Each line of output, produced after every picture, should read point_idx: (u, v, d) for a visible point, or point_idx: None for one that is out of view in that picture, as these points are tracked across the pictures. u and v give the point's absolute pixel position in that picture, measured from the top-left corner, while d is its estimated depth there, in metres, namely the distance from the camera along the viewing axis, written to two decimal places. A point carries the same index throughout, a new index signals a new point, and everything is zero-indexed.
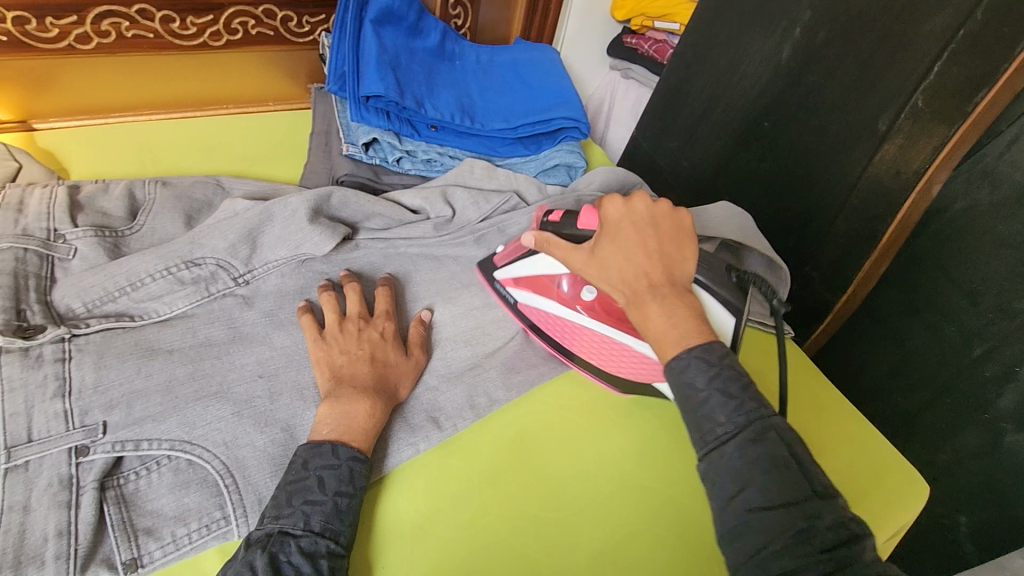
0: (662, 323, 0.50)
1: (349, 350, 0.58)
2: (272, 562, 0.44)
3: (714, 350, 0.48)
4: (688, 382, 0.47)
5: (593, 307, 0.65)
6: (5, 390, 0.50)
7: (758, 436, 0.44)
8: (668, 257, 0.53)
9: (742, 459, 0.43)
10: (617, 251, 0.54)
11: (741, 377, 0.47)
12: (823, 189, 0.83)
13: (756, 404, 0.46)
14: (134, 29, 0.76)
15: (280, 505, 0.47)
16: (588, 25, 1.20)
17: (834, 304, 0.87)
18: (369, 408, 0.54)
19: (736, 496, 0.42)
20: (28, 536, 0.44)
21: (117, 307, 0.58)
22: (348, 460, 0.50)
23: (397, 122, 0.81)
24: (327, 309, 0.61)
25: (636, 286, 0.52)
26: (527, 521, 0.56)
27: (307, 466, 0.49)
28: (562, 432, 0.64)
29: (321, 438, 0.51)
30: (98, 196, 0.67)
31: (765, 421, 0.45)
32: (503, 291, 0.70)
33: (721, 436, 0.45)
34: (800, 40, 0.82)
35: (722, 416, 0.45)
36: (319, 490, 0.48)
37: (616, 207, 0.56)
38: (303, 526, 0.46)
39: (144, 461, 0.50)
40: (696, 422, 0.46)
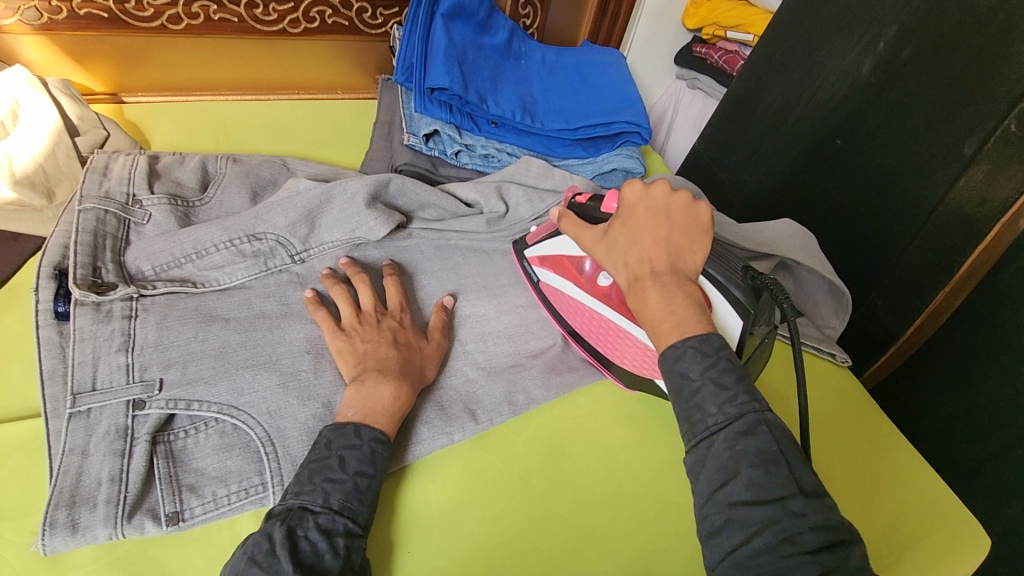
0: (660, 307, 0.48)
1: (369, 338, 0.58)
2: (290, 535, 0.44)
3: (711, 341, 0.46)
4: (681, 372, 0.46)
5: (610, 296, 0.63)
6: (78, 339, 0.53)
7: (748, 430, 0.43)
8: (676, 246, 0.51)
9: (729, 452, 0.42)
10: (628, 235, 0.53)
11: (737, 370, 0.45)
12: (897, 213, 0.78)
13: (748, 397, 0.44)
14: (221, 13, 0.81)
15: (302, 482, 0.47)
16: (659, 32, 1.19)
17: (900, 337, 0.82)
18: (394, 390, 0.54)
19: (719, 489, 0.42)
20: (84, 479, 0.47)
21: (182, 272, 0.61)
22: (369, 442, 0.50)
23: (458, 115, 0.82)
24: (340, 302, 0.61)
25: (637, 269, 0.51)
26: (555, 526, 0.55)
27: (330, 445, 0.49)
28: (598, 439, 0.62)
29: (344, 419, 0.51)
30: (175, 167, 0.71)
31: (759, 416, 0.43)
32: (530, 270, 0.70)
33: (711, 427, 0.44)
34: (882, 56, 0.78)
35: (714, 407, 0.44)
36: (340, 469, 0.48)
37: (635, 191, 0.55)
38: (323, 503, 0.46)
39: (194, 420, 0.52)
40: (686, 413, 0.45)
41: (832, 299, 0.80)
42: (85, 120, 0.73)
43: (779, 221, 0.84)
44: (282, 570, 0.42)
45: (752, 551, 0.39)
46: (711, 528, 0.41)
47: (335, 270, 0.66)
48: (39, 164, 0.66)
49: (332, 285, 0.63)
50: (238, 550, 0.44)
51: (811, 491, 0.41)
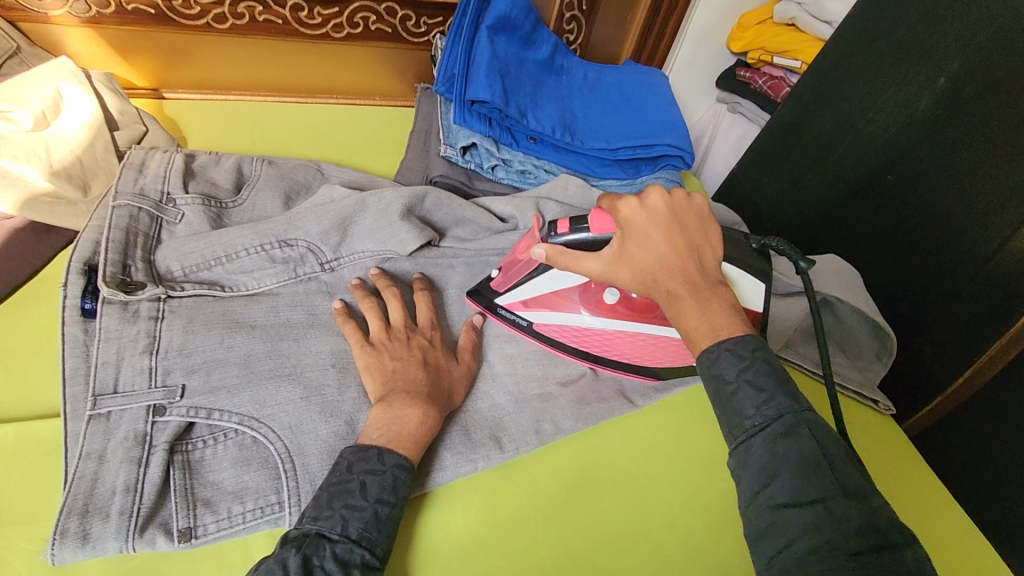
0: (697, 316, 0.46)
1: (399, 355, 0.56)
2: (305, 564, 0.42)
3: (747, 343, 0.44)
4: (717, 375, 0.44)
5: (620, 310, 0.63)
6: (104, 338, 0.52)
7: (786, 431, 0.41)
8: (695, 248, 0.50)
9: (768, 455, 0.40)
10: (649, 255, 0.49)
11: (772, 371, 0.43)
12: (951, 257, 0.74)
13: (786, 399, 0.42)
14: (266, 14, 0.80)
15: (320, 506, 0.45)
16: (702, 54, 1.16)
17: (947, 386, 0.78)
18: (422, 415, 0.51)
19: (762, 491, 0.40)
20: (98, 486, 0.45)
21: (211, 275, 0.60)
22: (393, 468, 0.48)
23: (497, 129, 0.80)
24: (370, 317, 0.59)
25: (673, 289, 0.48)
26: (582, 567, 0.52)
27: (350, 468, 0.47)
28: (628, 474, 0.59)
29: (367, 441, 0.49)
30: (210, 167, 0.70)
31: (798, 418, 0.41)
32: (512, 317, 0.65)
33: (750, 428, 0.42)
34: (942, 91, 0.74)
35: (751, 409, 0.42)
36: (360, 496, 0.46)
37: (632, 208, 0.51)
38: (340, 531, 0.44)
39: (213, 431, 0.51)
40: (723, 414, 0.44)
41: (875, 341, 0.77)
42: (125, 115, 0.72)
43: (828, 257, 0.80)
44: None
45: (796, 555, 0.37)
46: (756, 532, 0.39)
47: (364, 280, 0.65)
48: (76, 156, 0.66)
49: (364, 297, 0.61)
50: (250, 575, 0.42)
51: (855, 491, 0.38)
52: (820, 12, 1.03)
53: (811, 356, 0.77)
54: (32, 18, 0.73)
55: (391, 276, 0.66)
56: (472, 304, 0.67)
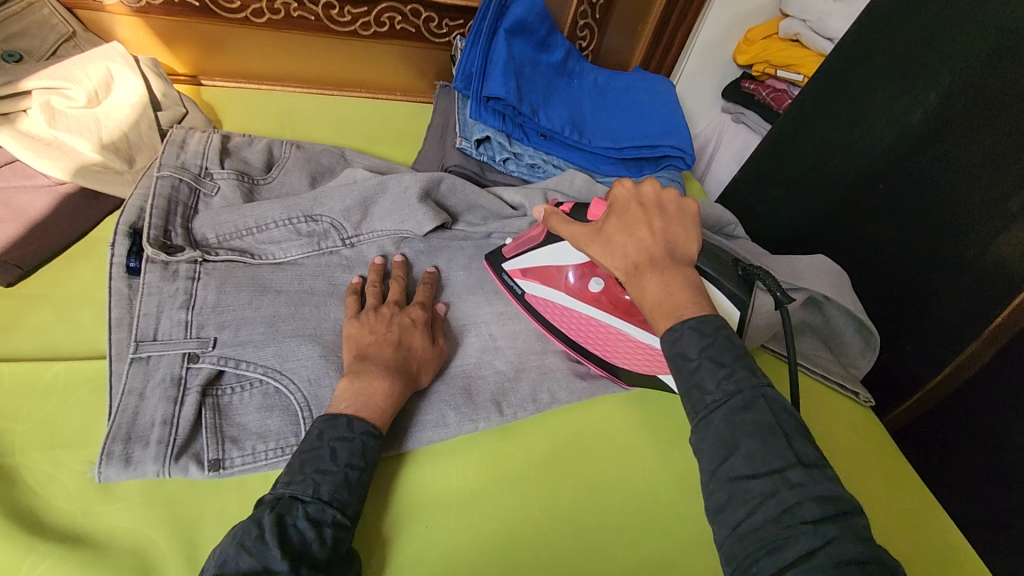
0: (658, 292, 0.49)
1: (379, 330, 0.59)
2: (278, 522, 0.44)
3: (709, 322, 0.46)
4: (681, 353, 0.46)
5: (602, 300, 0.66)
6: (145, 293, 0.58)
7: (747, 404, 0.43)
8: (672, 235, 0.52)
9: (727, 428, 0.42)
10: (623, 230, 0.53)
11: (735, 347, 0.45)
12: (935, 262, 0.79)
13: (747, 372, 0.44)
14: (301, 11, 0.86)
15: (293, 472, 0.48)
16: (710, 65, 1.22)
17: (927, 384, 0.82)
18: (388, 387, 0.54)
19: (722, 464, 0.41)
20: (139, 419, 0.50)
21: (243, 244, 0.66)
22: (361, 435, 0.50)
23: (510, 125, 0.86)
24: (370, 292, 0.64)
25: (637, 261, 0.51)
26: (570, 520, 0.57)
27: (320, 436, 0.50)
28: (618, 444, 0.64)
29: (336, 411, 0.52)
30: (244, 147, 0.76)
31: (756, 390, 0.43)
32: (510, 283, 0.71)
33: (709, 404, 0.44)
34: (933, 106, 0.79)
35: (711, 385, 0.44)
36: (331, 460, 0.48)
37: (627, 188, 0.56)
38: (312, 493, 0.46)
39: (240, 379, 0.56)
40: (685, 390, 0.45)
41: (859, 340, 0.81)
42: (167, 98, 0.79)
43: (816, 257, 0.85)
44: (271, 556, 0.42)
45: (755, 525, 0.39)
46: (717, 507, 0.41)
47: (387, 263, 0.70)
48: (124, 131, 0.72)
49: (377, 277, 0.66)
50: (225, 533, 0.44)
51: (811, 463, 0.40)
52: (822, 30, 1.07)
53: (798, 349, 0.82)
54: (90, 7, 0.80)
55: (406, 268, 0.70)
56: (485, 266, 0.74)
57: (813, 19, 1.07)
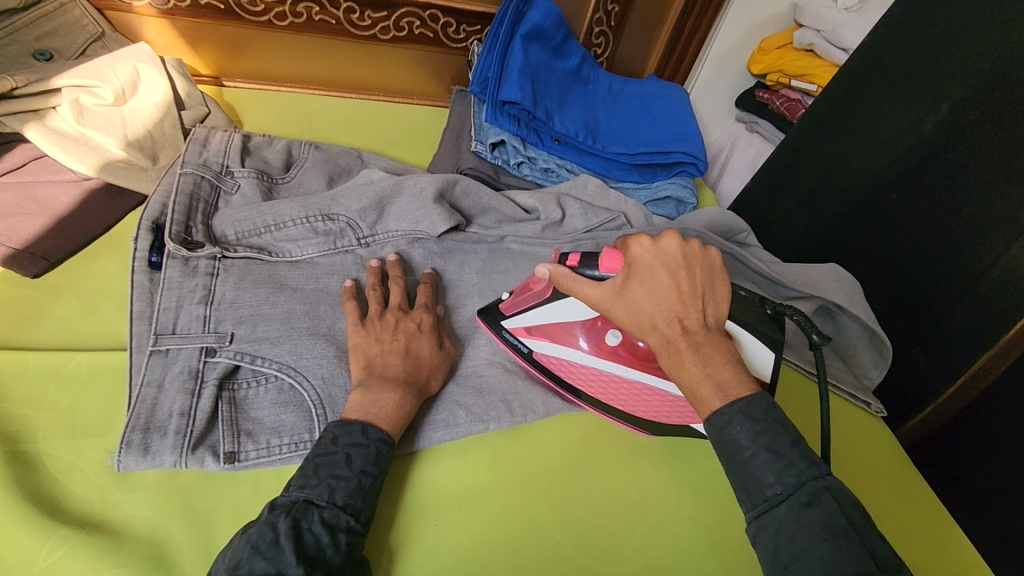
0: (696, 371, 0.50)
1: (385, 340, 0.59)
2: (294, 527, 0.44)
3: (758, 404, 0.48)
4: (731, 440, 0.47)
5: (620, 352, 0.64)
6: (166, 288, 0.59)
7: (810, 499, 0.43)
8: (700, 300, 0.53)
9: (795, 525, 0.43)
10: (651, 297, 0.53)
11: (787, 434, 0.46)
12: (948, 272, 0.78)
13: (805, 463, 0.45)
14: (322, 14, 0.88)
15: (307, 476, 0.48)
16: (724, 73, 1.22)
17: (941, 396, 0.81)
18: (398, 398, 0.54)
19: (790, 565, 0.42)
20: (157, 410, 0.51)
21: (261, 241, 0.67)
22: (376, 442, 0.51)
23: (525, 129, 0.87)
24: (371, 300, 0.63)
25: (671, 333, 0.51)
26: (578, 519, 0.58)
27: (335, 441, 0.50)
28: (627, 448, 0.65)
29: (351, 417, 0.52)
30: (264, 147, 0.77)
31: (819, 484, 0.44)
32: (513, 342, 0.66)
33: (771, 498, 0.45)
34: (946, 115, 0.79)
35: (770, 477, 0.45)
36: (345, 467, 0.49)
37: (646, 248, 0.55)
38: (327, 499, 0.47)
39: (256, 375, 0.57)
40: (743, 482, 0.47)
41: (871, 350, 0.81)
42: (191, 97, 0.80)
43: (828, 265, 0.85)
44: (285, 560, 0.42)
45: None
46: None
47: (382, 264, 0.69)
48: (148, 128, 0.74)
49: (374, 281, 0.66)
50: (240, 536, 0.44)
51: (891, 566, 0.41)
52: (836, 40, 1.07)
53: (808, 357, 0.83)
54: (118, 8, 0.83)
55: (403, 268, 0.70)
56: (479, 323, 0.69)
57: (827, 29, 1.08)
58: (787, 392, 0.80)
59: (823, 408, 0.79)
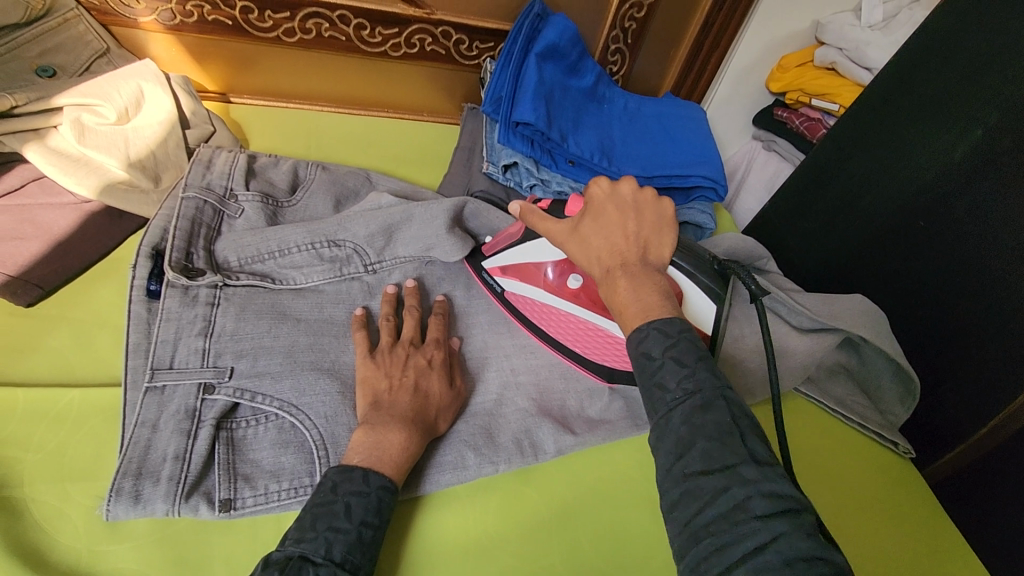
0: (629, 299, 0.49)
1: (394, 375, 0.57)
2: None
3: (673, 324, 0.46)
4: (644, 353, 0.45)
5: (580, 297, 0.67)
6: (164, 319, 0.56)
7: (707, 403, 0.42)
8: (645, 240, 0.52)
9: (686, 426, 0.41)
10: (598, 231, 0.53)
11: (697, 349, 0.44)
12: (983, 305, 0.74)
13: (708, 374, 0.43)
14: (332, 31, 0.86)
15: (304, 529, 0.45)
16: (742, 91, 1.19)
17: (973, 437, 0.77)
18: (404, 440, 0.51)
19: (677, 461, 0.40)
20: (151, 453, 0.49)
21: (264, 268, 0.65)
22: (378, 490, 0.48)
23: (539, 150, 0.85)
24: (383, 332, 0.61)
25: (609, 264, 0.51)
26: (591, 570, 0.54)
27: (335, 490, 0.47)
28: (643, 491, 0.61)
29: (353, 462, 0.49)
30: (269, 168, 0.75)
31: (716, 390, 0.42)
32: (490, 281, 0.71)
33: (670, 403, 0.43)
34: (978, 142, 0.75)
35: (672, 384, 0.43)
36: (345, 518, 0.46)
37: (602, 188, 0.55)
38: (324, 555, 0.44)
39: (255, 413, 0.54)
40: (646, 390, 0.44)
41: (898, 386, 0.77)
42: (196, 115, 0.78)
43: (852, 296, 0.81)
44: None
45: (707, 520, 0.37)
46: (670, 504, 0.40)
47: (400, 290, 0.67)
48: (151, 148, 0.72)
49: (386, 310, 0.64)
50: None
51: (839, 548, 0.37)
52: (860, 59, 1.04)
53: (831, 394, 0.80)
54: (124, 23, 0.81)
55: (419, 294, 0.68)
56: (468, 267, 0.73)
57: (850, 48, 1.04)
58: (807, 427, 0.77)
59: (847, 448, 0.76)
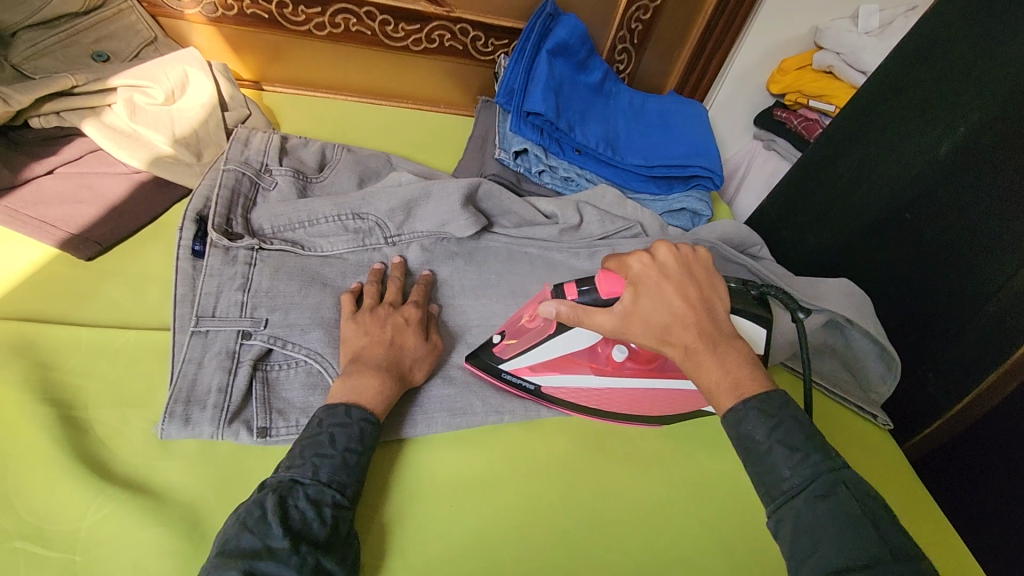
0: (717, 373, 0.49)
1: (373, 331, 0.61)
2: (280, 504, 0.47)
3: (772, 400, 0.48)
4: (748, 434, 0.47)
5: (628, 366, 0.65)
6: (208, 274, 0.63)
7: (826, 491, 0.43)
8: (705, 304, 0.53)
9: (812, 517, 0.43)
10: (663, 309, 0.52)
11: (803, 428, 0.46)
12: (961, 291, 0.78)
13: (822, 456, 0.45)
14: (358, 26, 0.93)
15: (293, 457, 0.50)
16: (743, 92, 1.24)
17: (947, 413, 0.82)
18: (379, 385, 0.56)
19: (810, 555, 0.42)
20: (198, 385, 0.55)
21: (295, 235, 0.71)
22: (359, 421, 0.53)
23: (547, 139, 0.91)
24: (368, 294, 0.66)
25: (690, 341, 0.51)
26: (589, 511, 0.60)
27: (321, 423, 0.53)
28: (635, 446, 0.67)
29: (334, 401, 0.54)
30: (300, 148, 0.82)
31: (834, 475, 0.44)
32: (519, 380, 0.65)
33: (789, 490, 0.45)
34: (962, 139, 0.79)
35: (787, 469, 0.45)
36: (330, 445, 0.51)
37: (643, 262, 0.55)
38: (312, 476, 0.49)
39: (287, 358, 0.61)
40: (759, 476, 0.47)
41: (880, 364, 0.82)
42: (234, 100, 0.85)
43: (839, 280, 0.86)
44: (272, 535, 0.45)
45: None
46: None
47: (385, 267, 0.72)
48: (194, 128, 0.79)
49: (372, 279, 0.69)
50: (233, 513, 0.47)
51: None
52: (855, 62, 1.09)
53: (820, 371, 0.84)
54: (170, 15, 0.88)
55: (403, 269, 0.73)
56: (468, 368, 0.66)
57: (846, 52, 1.10)
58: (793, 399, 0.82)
59: (831, 422, 0.81)
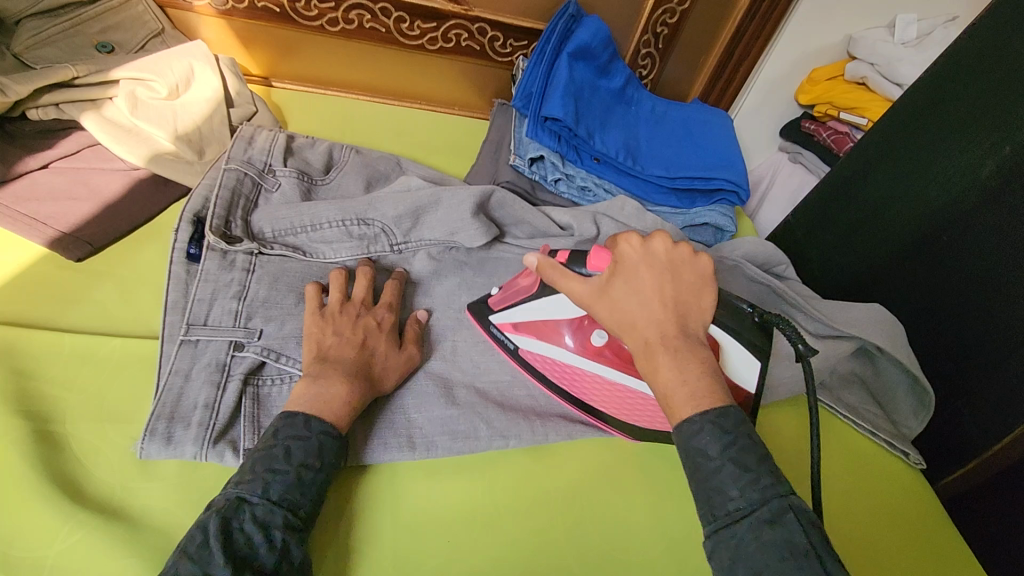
0: (672, 376, 0.47)
1: (344, 333, 0.58)
2: (223, 526, 0.43)
3: (728, 417, 0.45)
4: (699, 449, 0.44)
5: (605, 354, 0.62)
6: (202, 280, 0.59)
7: (774, 518, 0.41)
8: (683, 304, 0.51)
9: (757, 545, 0.40)
10: (631, 294, 0.51)
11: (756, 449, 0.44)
12: (1004, 323, 0.72)
13: (771, 481, 0.42)
14: (372, 22, 0.89)
15: (244, 471, 0.47)
16: (771, 101, 1.20)
17: (986, 453, 0.76)
18: (346, 391, 0.52)
19: None
20: (183, 400, 0.52)
21: (296, 240, 0.68)
22: (318, 435, 0.49)
23: (565, 146, 0.87)
24: (334, 286, 0.62)
25: (648, 336, 0.49)
26: (596, 551, 0.55)
27: (277, 434, 0.49)
28: (649, 482, 0.62)
29: (295, 408, 0.51)
30: (306, 148, 0.79)
31: (783, 501, 0.41)
32: (501, 336, 0.65)
33: (733, 513, 0.42)
34: (1008, 158, 0.73)
35: (734, 490, 0.43)
36: (284, 460, 0.47)
37: (633, 246, 0.54)
38: (261, 494, 0.45)
39: (280, 373, 0.57)
40: (705, 494, 0.44)
41: (913, 400, 0.77)
42: (241, 96, 0.81)
43: (871, 305, 0.80)
44: (213, 563, 0.40)
45: None
46: None
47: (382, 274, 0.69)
48: (197, 123, 0.75)
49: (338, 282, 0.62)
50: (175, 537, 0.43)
51: None
52: (891, 74, 1.04)
53: (845, 400, 0.80)
54: (179, 6, 0.85)
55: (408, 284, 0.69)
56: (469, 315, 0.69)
57: (882, 63, 1.05)
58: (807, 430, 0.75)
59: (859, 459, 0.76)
